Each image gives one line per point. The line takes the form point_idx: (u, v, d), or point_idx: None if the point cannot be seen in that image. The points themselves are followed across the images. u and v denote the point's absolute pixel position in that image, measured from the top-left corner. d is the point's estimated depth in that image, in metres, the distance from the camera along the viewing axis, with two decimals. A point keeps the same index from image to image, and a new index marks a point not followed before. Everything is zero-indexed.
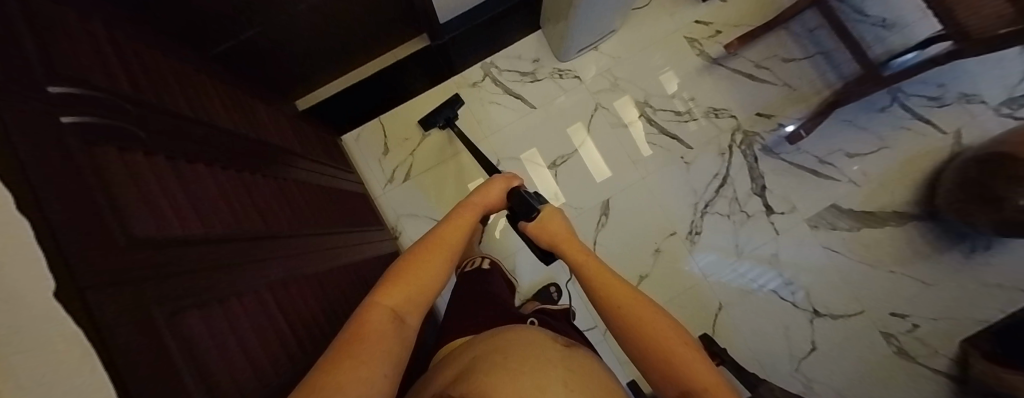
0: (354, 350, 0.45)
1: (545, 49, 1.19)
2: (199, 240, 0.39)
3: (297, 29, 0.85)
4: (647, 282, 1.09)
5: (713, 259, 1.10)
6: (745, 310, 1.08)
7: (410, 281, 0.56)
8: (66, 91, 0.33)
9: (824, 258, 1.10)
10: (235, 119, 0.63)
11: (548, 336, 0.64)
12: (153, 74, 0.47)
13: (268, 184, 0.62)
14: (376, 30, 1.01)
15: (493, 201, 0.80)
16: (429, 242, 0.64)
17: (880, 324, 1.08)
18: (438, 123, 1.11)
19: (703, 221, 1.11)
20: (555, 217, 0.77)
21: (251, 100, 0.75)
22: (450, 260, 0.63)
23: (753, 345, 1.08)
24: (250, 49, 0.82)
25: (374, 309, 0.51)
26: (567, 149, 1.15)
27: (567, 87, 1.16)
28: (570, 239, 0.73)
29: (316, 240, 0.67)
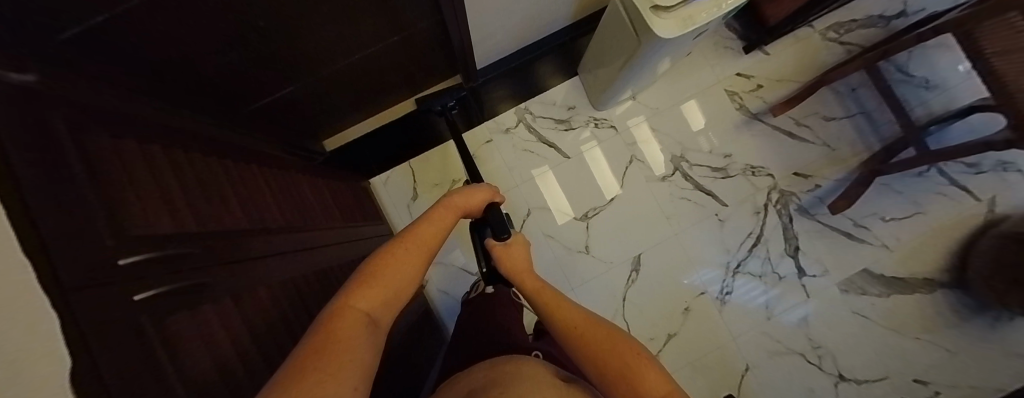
0: (317, 359, 0.36)
1: (581, 95, 1.17)
2: (162, 253, 0.33)
3: (332, 82, 0.81)
4: (675, 341, 1.09)
5: (741, 319, 1.10)
6: (769, 372, 1.08)
7: (385, 280, 0.49)
8: (132, 261, 0.29)
9: (851, 322, 1.10)
10: (275, 210, 0.59)
11: (547, 370, 0.56)
12: (198, 187, 0.44)
13: (299, 244, 0.59)
14: (413, 79, 0.98)
15: (474, 204, 0.73)
16: (405, 237, 0.56)
17: (903, 390, 1.08)
18: (436, 108, 1.00)
19: (733, 281, 1.10)
20: (521, 245, 0.72)
21: (292, 176, 0.74)
22: (426, 261, 0.56)
23: None
24: (283, 104, 0.78)
25: (342, 313, 0.43)
26: (600, 201, 1.13)
27: (601, 138, 1.15)
28: (525, 272, 0.68)
29: (308, 258, 0.60)
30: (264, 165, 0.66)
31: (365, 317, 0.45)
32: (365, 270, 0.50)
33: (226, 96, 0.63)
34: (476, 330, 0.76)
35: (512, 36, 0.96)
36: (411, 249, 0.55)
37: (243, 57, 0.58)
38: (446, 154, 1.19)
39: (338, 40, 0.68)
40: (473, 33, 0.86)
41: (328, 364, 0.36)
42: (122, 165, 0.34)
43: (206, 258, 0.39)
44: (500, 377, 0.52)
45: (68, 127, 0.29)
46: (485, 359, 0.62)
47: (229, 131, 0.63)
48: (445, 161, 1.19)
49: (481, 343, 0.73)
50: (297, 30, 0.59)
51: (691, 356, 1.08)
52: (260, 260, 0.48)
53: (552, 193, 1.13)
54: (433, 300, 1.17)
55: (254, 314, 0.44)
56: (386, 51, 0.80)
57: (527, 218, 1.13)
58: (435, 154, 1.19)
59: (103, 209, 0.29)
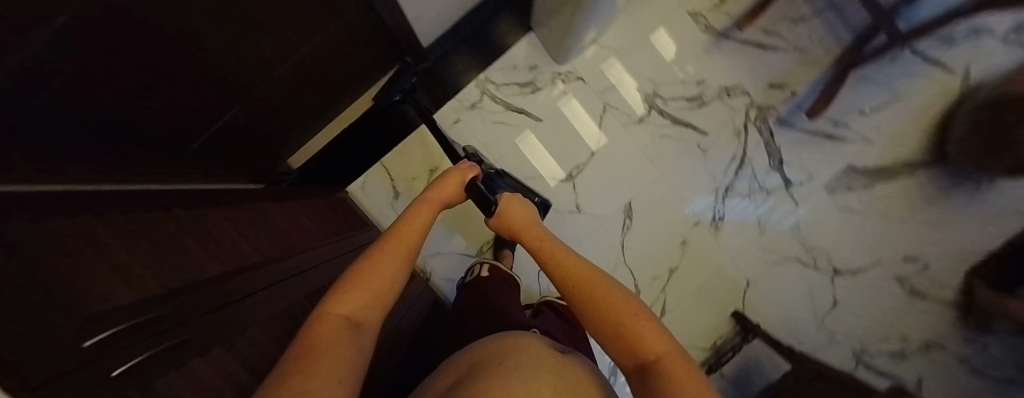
0: (296, 361, 0.36)
1: (539, 52, 1.10)
2: (127, 318, 0.30)
3: (274, 95, 0.75)
4: (678, 274, 1.13)
5: (737, 239, 1.13)
6: (770, 282, 1.15)
7: (364, 282, 0.49)
8: (100, 338, 0.26)
9: (841, 219, 1.13)
10: (245, 247, 0.56)
11: (545, 343, 0.61)
12: (152, 247, 0.41)
13: (283, 269, 0.60)
14: (362, 72, 0.91)
15: (450, 196, 0.76)
16: (385, 240, 0.58)
17: (894, 270, 1.15)
18: (394, 98, 0.96)
19: (724, 206, 1.12)
20: (516, 205, 0.76)
21: (263, 205, 0.73)
22: (410, 260, 0.58)
23: (782, 312, 1.15)
24: (232, 130, 0.74)
25: (321, 320, 0.43)
26: (583, 156, 1.11)
27: (572, 91, 1.10)
28: (531, 225, 0.72)
29: (294, 280, 0.61)
30: (223, 201, 0.62)
31: (346, 319, 0.44)
32: (346, 277, 0.50)
33: (165, 138, 0.59)
34: (477, 314, 0.78)
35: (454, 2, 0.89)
36: (389, 251, 0.56)
37: (173, 92, 0.53)
38: (418, 145, 1.13)
39: (265, 49, 0.62)
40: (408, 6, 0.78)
41: (308, 363, 0.36)
42: (64, 235, 0.30)
43: (179, 316, 0.37)
44: (496, 349, 0.56)
45: (21, 204, 0.28)
46: (488, 335, 0.65)
47: (174, 178, 0.59)
48: (419, 151, 1.13)
49: (480, 325, 0.74)
50: (217, 49, 0.54)
51: (695, 284, 1.14)
52: (244, 304, 0.48)
53: (537, 157, 1.10)
54: (439, 288, 1.17)
55: (248, 350, 0.46)
56: (319, 51, 0.74)
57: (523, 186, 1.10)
58: (407, 147, 1.12)
59: (54, 287, 0.24)
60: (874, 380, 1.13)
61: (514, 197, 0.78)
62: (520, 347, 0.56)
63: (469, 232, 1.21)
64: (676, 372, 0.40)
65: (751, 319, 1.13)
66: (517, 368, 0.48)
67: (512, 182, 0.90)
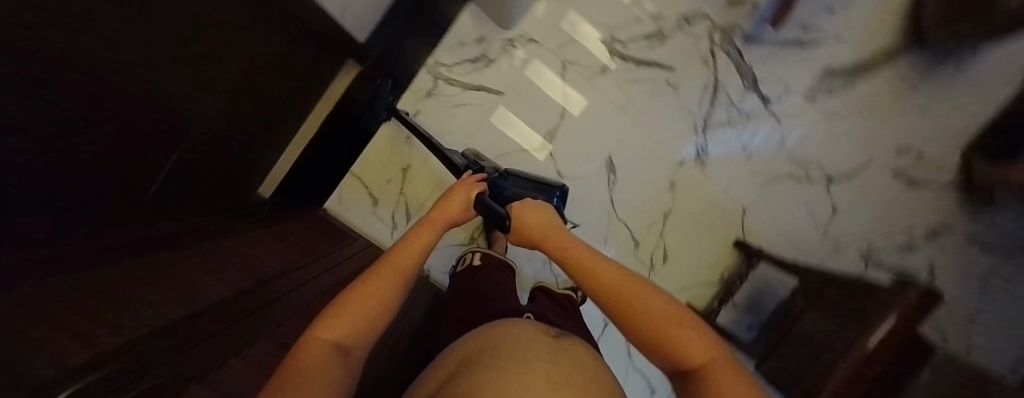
0: (278, 380, 0.35)
1: (483, 22, 1.04)
2: (86, 363, 0.20)
3: (228, 113, 0.68)
4: (672, 216, 1.13)
5: (726, 169, 1.11)
6: (766, 204, 1.14)
7: (355, 309, 0.47)
8: (74, 378, 0.17)
9: (828, 125, 1.11)
10: (236, 273, 0.55)
11: (539, 330, 0.62)
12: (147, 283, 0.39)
13: (260, 297, 0.54)
14: (308, 73, 0.86)
15: (452, 215, 0.72)
16: (383, 264, 0.55)
17: (888, 165, 1.13)
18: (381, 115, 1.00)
19: (706, 139, 1.09)
20: (531, 211, 0.71)
21: (241, 237, 0.68)
22: (404, 281, 0.55)
23: (784, 231, 1.15)
24: (206, 164, 0.68)
25: (306, 342, 0.41)
26: (552, 120, 1.06)
27: (526, 56, 1.04)
28: (552, 228, 0.65)
29: (272, 307, 0.56)
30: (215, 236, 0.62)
31: (335, 345, 0.42)
32: (337, 301, 0.48)
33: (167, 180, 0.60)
34: (472, 300, 0.79)
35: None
36: (385, 273, 0.53)
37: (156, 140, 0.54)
38: (383, 148, 1.09)
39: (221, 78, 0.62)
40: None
41: (293, 383, 0.34)
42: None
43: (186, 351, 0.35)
44: (490, 341, 0.57)
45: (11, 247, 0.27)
46: (483, 325, 0.67)
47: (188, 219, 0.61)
48: (385, 153, 1.08)
49: (479, 311, 0.74)
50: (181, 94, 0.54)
51: (691, 223, 1.13)
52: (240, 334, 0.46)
53: (512, 127, 1.05)
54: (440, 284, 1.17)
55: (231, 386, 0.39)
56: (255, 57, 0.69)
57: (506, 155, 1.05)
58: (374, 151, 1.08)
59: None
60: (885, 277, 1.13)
61: (529, 203, 0.73)
62: (515, 338, 0.56)
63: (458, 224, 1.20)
64: (725, 389, 0.33)
65: (754, 246, 1.12)
66: (509, 357, 0.49)
67: (520, 184, 0.85)
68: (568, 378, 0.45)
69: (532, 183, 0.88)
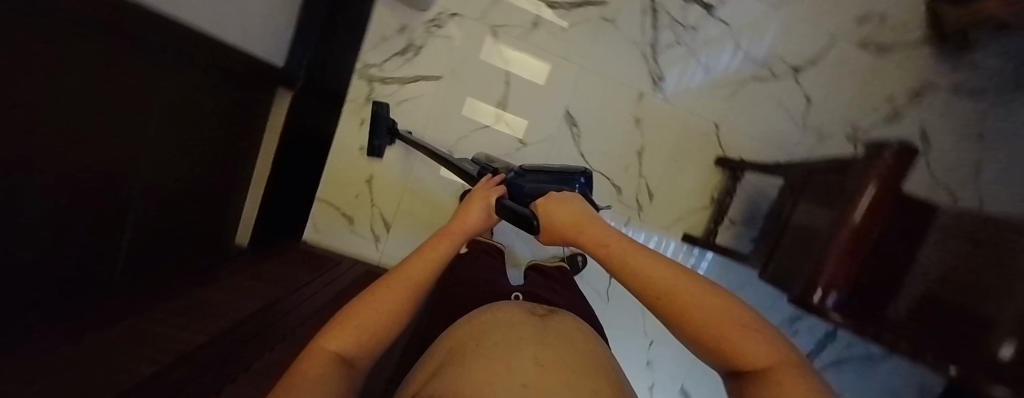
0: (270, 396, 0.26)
1: (399, 10, 0.97)
2: None
3: (212, 172, 0.70)
4: (647, 152, 1.10)
5: (687, 89, 1.08)
6: (738, 113, 1.11)
7: (366, 318, 0.37)
8: None
9: (779, 15, 1.07)
10: (226, 308, 0.57)
11: (524, 310, 0.62)
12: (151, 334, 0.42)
13: (250, 326, 0.56)
14: (251, 109, 0.82)
15: (472, 226, 0.59)
16: (396, 272, 0.45)
17: (852, 38, 1.09)
18: (383, 140, 0.97)
19: (659, 65, 1.06)
20: (562, 202, 0.47)
21: (229, 280, 0.70)
22: (416, 295, 0.44)
23: (764, 136, 1.11)
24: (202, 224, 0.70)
25: (307, 353, 0.32)
26: (499, 88, 1.02)
27: (452, 33, 0.98)
28: (589, 220, 0.41)
29: (264, 327, 0.58)
30: (207, 282, 0.65)
31: (340, 357, 0.33)
32: (345, 309, 0.39)
33: (177, 244, 0.63)
34: (463, 286, 0.79)
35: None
36: (399, 281, 0.43)
37: (169, 211, 0.58)
38: (342, 166, 1.05)
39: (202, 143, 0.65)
40: (263, 34, 0.75)
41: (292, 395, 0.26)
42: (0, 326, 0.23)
43: (196, 374, 0.38)
44: (479, 329, 0.55)
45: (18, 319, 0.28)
46: (472, 310, 0.67)
47: (185, 274, 0.64)
48: (343, 170, 1.05)
49: (474, 295, 0.73)
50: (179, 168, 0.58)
51: (666, 153, 1.11)
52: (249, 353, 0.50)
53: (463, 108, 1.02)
54: None
55: None
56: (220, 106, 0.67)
57: (465, 135, 1.03)
58: (334, 172, 1.05)
59: None
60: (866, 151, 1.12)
61: (557, 199, 0.49)
62: (501, 323, 0.56)
63: None
64: None
65: (734, 157, 1.10)
66: (496, 345, 0.47)
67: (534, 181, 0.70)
68: (555, 361, 0.44)
69: (551, 174, 0.74)
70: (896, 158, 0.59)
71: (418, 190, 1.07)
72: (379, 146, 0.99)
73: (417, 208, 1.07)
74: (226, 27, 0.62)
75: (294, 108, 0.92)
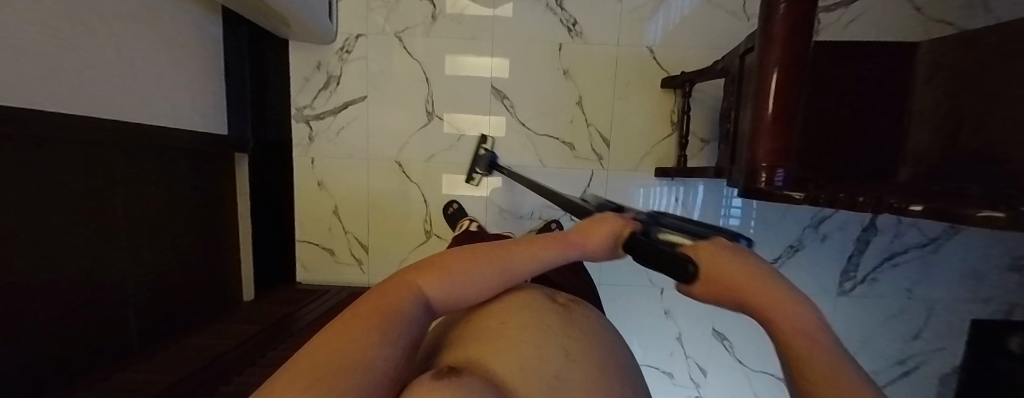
0: (352, 306, 0.27)
1: (312, 50, 1.04)
2: None
3: (181, 243, 0.79)
4: (587, 100, 1.06)
5: (606, 23, 1.03)
6: (668, 28, 1.03)
7: (456, 276, 0.33)
8: None
9: None
10: (198, 355, 0.64)
11: (548, 291, 0.53)
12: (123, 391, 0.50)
13: (220, 361, 0.61)
14: (212, 179, 0.92)
15: (597, 248, 0.36)
16: (498, 249, 0.37)
17: None
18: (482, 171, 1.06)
19: (568, 10, 1.02)
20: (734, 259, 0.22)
21: (220, 327, 0.79)
22: (505, 281, 0.36)
23: (704, 43, 1.03)
24: (181, 290, 0.78)
25: (397, 278, 0.32)
26: (422, 87, 1.05)
27: (363, 54, 1.03)
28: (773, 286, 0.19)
29: (237, 354, 0.65)
30: (188, 337, 0.73)
31: (421, 299, 0.30)
32: (448, 257, 0.35)
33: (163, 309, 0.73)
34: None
35: (212, 72, 0.88)
36: (496, 253, 0.36)
37: (144, 283, 0.67)
38: (310, 206, 1.12)
39: (169, 213, 0.76)
40: (199, 111, 0.84)
41: (361, 316, 0.24)
42: None
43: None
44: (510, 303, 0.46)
45: None
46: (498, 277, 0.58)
47: (165, 337, 0.71)
48: (311, 209, 1.12)
49: None
50: (147, 237, 0.69)
51: (608, 94, 1.06)
52: (223, 374, 0.58)
53: (395, 118, 1.07)
54: None
55: None
56: (172, 186, 0.77)
57: (405, 142, 1.08)
58: (305, 213, 1.13)
59: None
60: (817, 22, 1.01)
61: (725, 244, 0.21)
62: (526, 301, 0.46)
63: None
64: None
65: (678, 73, 1.03)
66: (524, 329, 0.39)
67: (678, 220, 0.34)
68: (584, 354, 0.37)
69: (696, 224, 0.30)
70: (794, 10, 0.49)
71: (382, 207, 1.11)
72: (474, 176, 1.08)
73: (387, 223, 1.12)
74: (162, 116, 0.72)
75: (252, 168, 1.03)
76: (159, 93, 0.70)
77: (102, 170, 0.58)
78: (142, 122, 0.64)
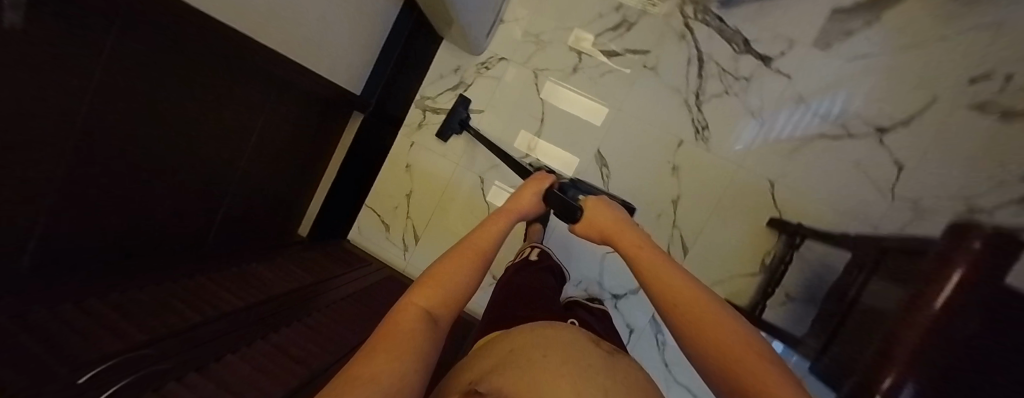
0: (373, 342, 0.29)
1: (459, 54, 1.14)
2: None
3: (254, 177, 0.90)
4: (683, 202, 1.02)
5: (736, 140, 0.99)
6: (798, 172, 0.97)
7: (445, 279, 0.41)
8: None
9: (857, 72, 0.94)
10: (259, 289, 0.71)
11: (586, 336, 0.53)
12: (193, 310, 0.56)
13: (272, 309, 0.66)
14: (318, 128, 1.06)
15: (528, 205, 0.63)
16: (464, 244, 0.48)
17: (961, 99, 0.90)
18: (455, 128, 1.11)
19: (703, 113, 1.00)
20: (599, 206, 0.57)
21: (283, 266, 0.87)
22: (485, 264, 0.47)
23: (834, 202, 0.96)
24: (237, 217, 0.88)
25: (402, 305, 0.35)
26: (535, 124, 1.09)
27: (498, 74, 1.10)
28: (623, 223, 0.50)
29: (279, 305, 0.68)
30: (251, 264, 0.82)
31: (427, 314, 0.35)
32: (429, 272, 0.42)
33: (216, 226, 0.82)
34: (520, 297, 0.77)
35: (365, 45, 0.99)
36: (468, 250, 0.46)
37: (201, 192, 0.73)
38: (390, 180, 1.20)
39: (255, 144, 0.86)
40: (336, 67, 0.93)
41: (389, 346, 0.28)
42: None
43: (193, 363, 0.47)
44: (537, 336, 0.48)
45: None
46: (528, 322, 0.61)
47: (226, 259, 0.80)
48: (388, 183, 1.20)
49: (502, 310, 0.73)
50: (225, 149, 0.76)
51: (708, 207, 1.01)
52: (266, 325, 0.62)
53: (499, 139, 1.11)
54: None
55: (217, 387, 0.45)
56: (273, 124, 0.89)
57: (495, 164, 1.13)
58: (383, 184, 1.20)
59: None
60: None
61: (603, 207, 0.56)
62: (560, 342, 0.46)
63: None
64: None
65: (794, 222, 0.96)
66: (558, 354, 0.39)
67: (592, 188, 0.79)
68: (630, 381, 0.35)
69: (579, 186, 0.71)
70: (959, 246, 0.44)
71: (447, 210, 1.16)
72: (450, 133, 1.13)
73: (447, 225, 1.16)
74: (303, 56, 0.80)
75: (362, 129, 1.14)
76: (305, 37, 0.76)
77: (209, 84, 0.63)
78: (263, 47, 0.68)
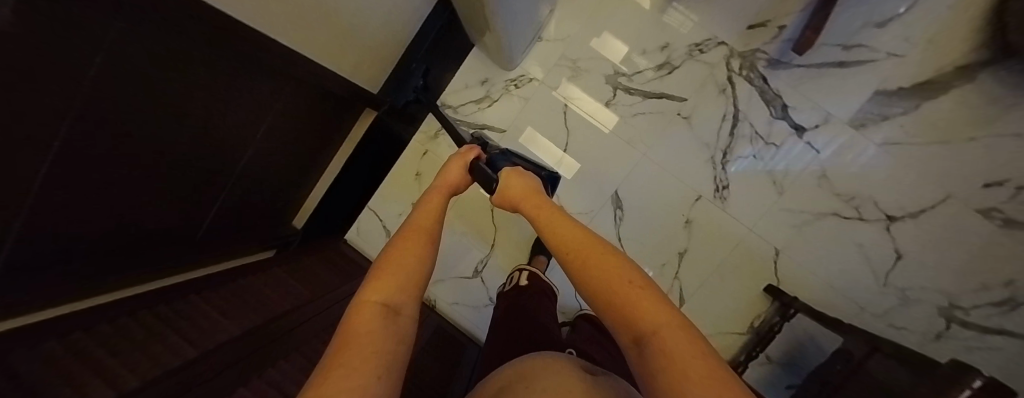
0: (323, 362, 0.23)
1: (490, 65, 1.10)
2: None
3: (258, 169, 0.85)
4: (689, 256, 1.03)
5: (752, 205, 1.00)
6: (804, 246, 0.99)
7: (394, 269, 0.37)
8: None
9: (884, 158, 0.94)
10: (257, 311, 0.69)
11: (569, 359, 0.52)
12: (186, 344, 0.52)
13: (269, 338, 0.64)
14: (332, 118, 1.00)
15: (456, 179, 0.65)
16: (406, 232, 0.46)
17: (973, 202, 0.93)
18: (411, 98, 1.09)
19: (727, 173, 1.00)
20: (514, 174, 0.61)
21: (279, 281, 0.84)
22: (432, 245, 0.45)
23: (831, 278, 0.99)
24: (234, 211, 0.83)
25: (352, 312, 0.30)
26: (557, 152, 1.05)
27: (526, 95, 1.06)
28: (532, 190, 0.56)
29: (268, 329, 0.65)
30: (241, 278, 0.79)
31: (386, 308, 0.32)
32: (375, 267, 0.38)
33: (206, 223, 0.75)
34: (514, 332, 0.74)
35: (388, 39, 0.91)
36: (411, 237, 0.44)
37: (195, 192, 0.68)
38: (395, 186, 1.19)
39: (256, 136, 0.78)
40: (352, 60, 0.86)
41: (344, 355, 0.23)
42: None
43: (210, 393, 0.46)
44: (520, 369, 0.47)
45: None
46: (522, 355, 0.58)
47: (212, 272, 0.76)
48: (394, 187, 1.19)
49: (505, 346, 0.70)
50: (225, 145, 0.70)
51: (713, 264, 1.03)
52: (258, 362, 0.59)
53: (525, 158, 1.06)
54: (448, 314, 1.20)
55: None
56: (281, 115, 0.82)
57: None
58: (387, 189, 1.20)
59: None
60: (945, 327, 0.95)
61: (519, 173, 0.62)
62: (539, 367, 0.45)
63: (469, 247, 1.22)
64: None
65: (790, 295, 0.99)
66: (535, 383, 0.38)
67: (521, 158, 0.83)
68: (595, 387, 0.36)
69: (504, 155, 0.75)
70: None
71: None
72: (406, 102, 1.10)
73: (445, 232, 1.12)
74: (315, 41, 0.71)
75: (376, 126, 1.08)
76: (323, 26, 0.69)
77: (212, 77, 0.57)
78: (277, 41, 0.62)
